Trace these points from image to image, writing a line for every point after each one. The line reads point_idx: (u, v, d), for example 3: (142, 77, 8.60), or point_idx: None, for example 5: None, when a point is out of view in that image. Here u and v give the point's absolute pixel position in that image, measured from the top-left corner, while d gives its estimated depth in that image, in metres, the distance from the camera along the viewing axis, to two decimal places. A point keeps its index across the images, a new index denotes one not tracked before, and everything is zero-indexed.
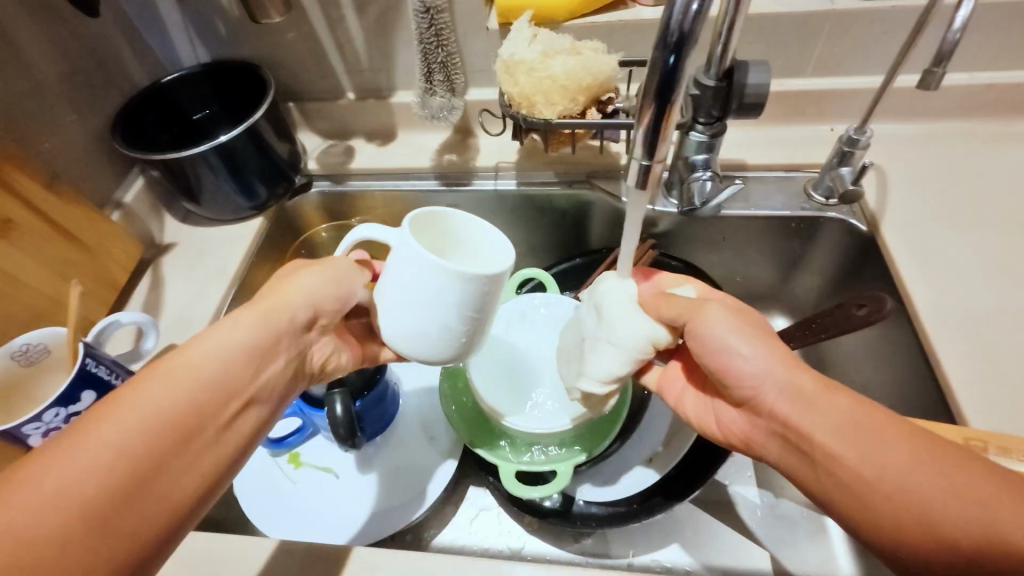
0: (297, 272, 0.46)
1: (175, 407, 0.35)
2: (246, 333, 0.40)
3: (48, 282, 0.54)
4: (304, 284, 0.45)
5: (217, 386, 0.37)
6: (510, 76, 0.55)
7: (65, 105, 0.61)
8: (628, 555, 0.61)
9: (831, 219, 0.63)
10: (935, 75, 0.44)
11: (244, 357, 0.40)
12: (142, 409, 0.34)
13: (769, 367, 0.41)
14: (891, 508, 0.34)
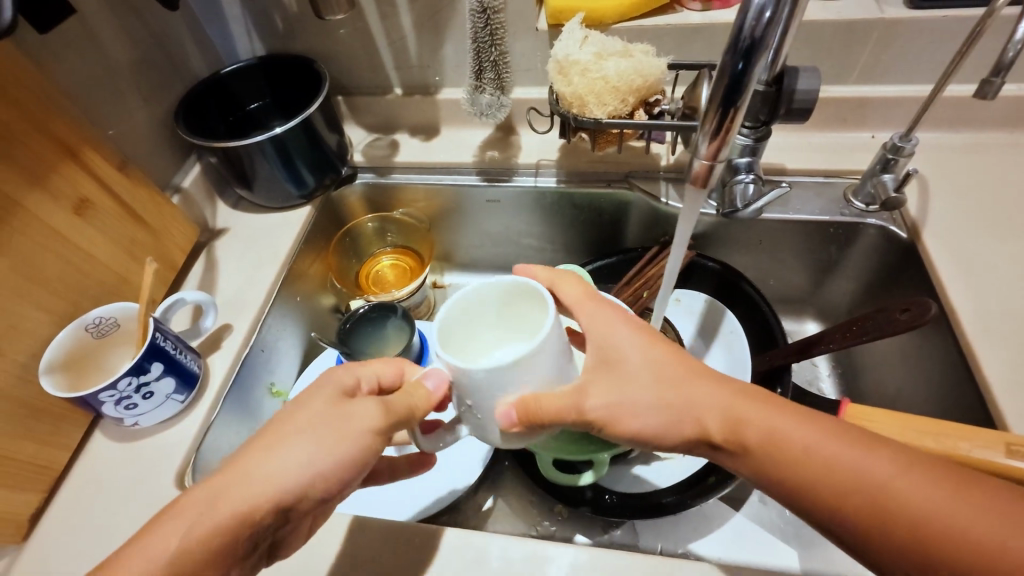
0: (310, 431, 0.37)
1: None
2: (211, 527, 0.34)
3: (117, 260, 0.57)
4: (296, 454, 0.36)
5: None
6: (563, 76, 0.56)
7: (134, 93, 0.64)
8: (657, 548, 0.62)
9: (870, 226, 0.64)
10: (993, 85, 0.46)
11: (207, 557, 0.34)
12: None
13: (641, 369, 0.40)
14: (835, 490, 0.35)
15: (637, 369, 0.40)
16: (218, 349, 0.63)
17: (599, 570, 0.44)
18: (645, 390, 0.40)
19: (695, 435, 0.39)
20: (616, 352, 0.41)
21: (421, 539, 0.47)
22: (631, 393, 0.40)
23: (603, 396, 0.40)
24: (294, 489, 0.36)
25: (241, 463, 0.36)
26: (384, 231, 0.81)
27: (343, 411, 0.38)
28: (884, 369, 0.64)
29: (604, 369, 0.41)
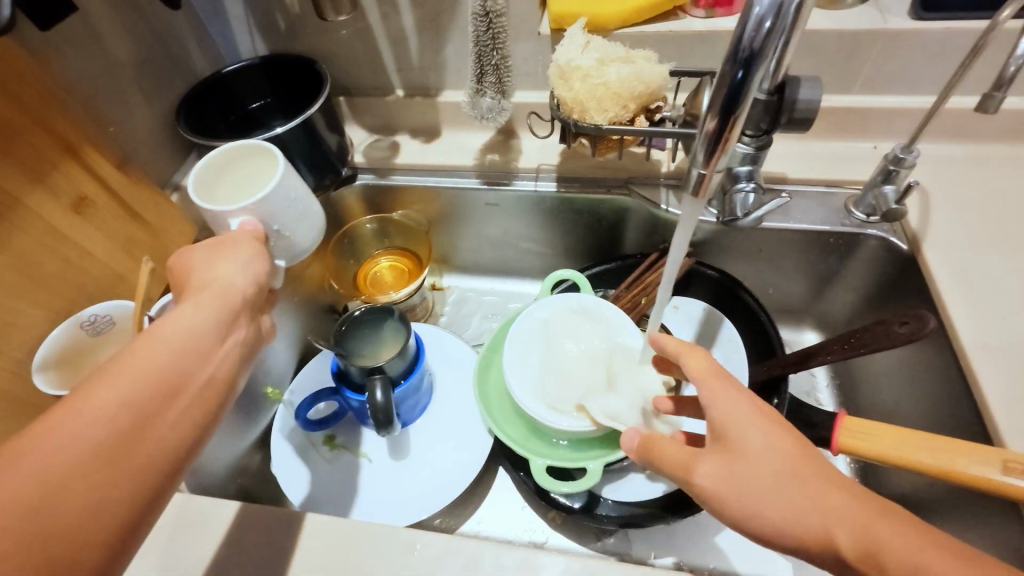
0: (207, 258, 0.43)
1: (121, 420, 0.33)
2: (202, 315, 0.39)
3: (116, 258, 0.57)
4: (235, 259, 0.43)
5: (181, 358, 0.37)
6: (564, 80, 0.56)
7: (135, 91, 0.64)
8: (650, 556, 0.62)
9: (870, 236, 0.64)
10: (993, 100, 0.45)
11: (209, 328, 0.39)
12: (119, 387, 0.34)
13: (768, 456, 0.35)
14: None
15: (765, 461, 0.35)
16: None
17: None
18: (770, 493, 0.34)
19: (821, 544, 0.33)
20: (745, 437, 0.36)
21: (413, 542, 0.47)
22: (755, 484, 0.35)
23: (721, 481, 0.36)
24: (230, 284, 0.42)
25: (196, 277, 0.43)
26: (383, 233, 0.80)
27: (224, 244, 0.44)
28: (882, 381, 0.64)
29: (732, 457, 0.36)
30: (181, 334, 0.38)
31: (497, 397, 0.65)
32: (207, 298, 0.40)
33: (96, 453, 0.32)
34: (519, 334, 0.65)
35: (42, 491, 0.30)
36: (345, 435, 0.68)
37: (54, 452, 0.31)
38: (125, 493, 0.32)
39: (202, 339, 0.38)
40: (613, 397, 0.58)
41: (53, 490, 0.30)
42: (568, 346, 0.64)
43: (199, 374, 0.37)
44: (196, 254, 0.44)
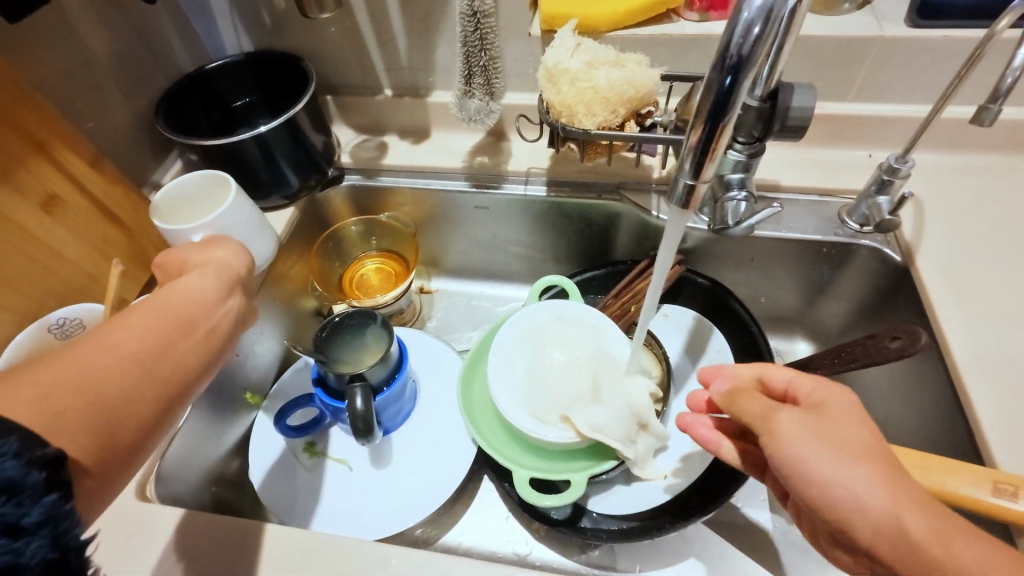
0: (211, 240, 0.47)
1: (138, 349, 0.34)
2: (208, 276, 0.41)
3: (87, 258, 0.55)
4: (232, 243, 0.46)
5: (187, 310, 0.38)
6: (552, 84, 0.55)
7: (113, 86, 0.63)
8: (635, 570, 0.61)
9: (863, 247, 0.62)
10: (990, 112, 0.44)
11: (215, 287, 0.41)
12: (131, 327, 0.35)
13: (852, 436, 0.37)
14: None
15: (849, 435, 0.37)
16: None
17: None
18: (862, 465, 0.35)
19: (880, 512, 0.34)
20: (835, 410, 0.38)
21: (387, 557, 0.46)
22: (826, 444, 0.36)
23: (802, 433, 0.37)
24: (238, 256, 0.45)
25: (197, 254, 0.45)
26: (369, 234, 0.79)
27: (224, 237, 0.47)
28: (874, 394, 0.63)
29: (821, 419, 0.38)
30: (201, 281, 0.41)
31: (482, 406, 0.64)
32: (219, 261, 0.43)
33: (127, 366, 0.34)
34: (502, 341, 0.63)
35: (83, 385, 0.31)
36: (325, 442, 0.66)
37: (89, 360, 0.32)
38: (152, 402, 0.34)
39: (214, 293, 0.40)
40: (598, 409, 0.56)
41: (86, 395, 0.31)
42: (555, 353, 0.62)
43: (213, 314, 0.40)
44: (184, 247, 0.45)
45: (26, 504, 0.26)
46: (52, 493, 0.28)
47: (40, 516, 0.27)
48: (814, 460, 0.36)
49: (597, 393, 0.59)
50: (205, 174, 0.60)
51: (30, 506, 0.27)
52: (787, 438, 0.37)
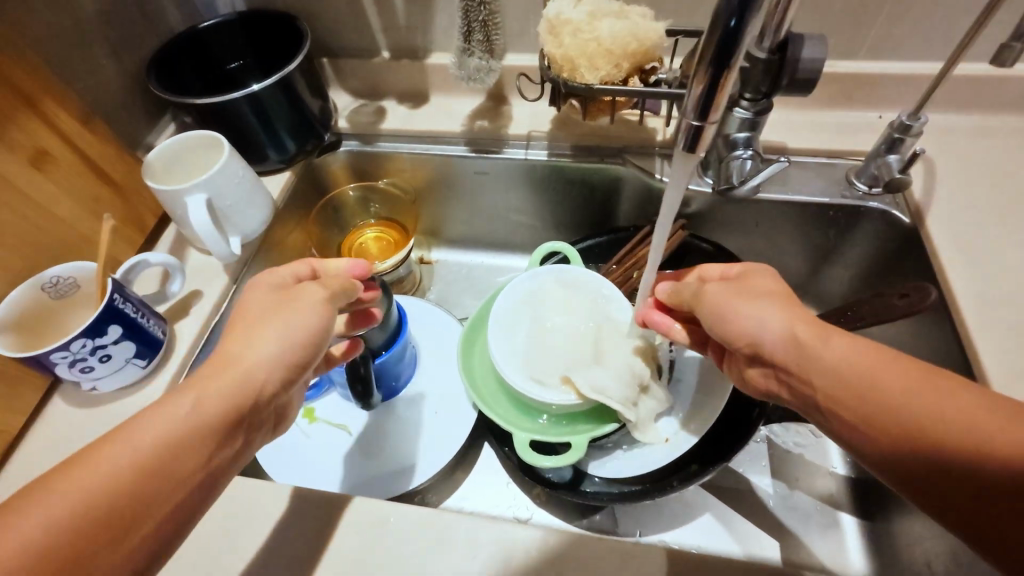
0: (261, 322, 0.40)
1: (69, 535, 0.29)
2: (192, 417, 0.35)
3: (80, 218, 0.54)
4: (267, 340, 0.39)
5: (148, 473, 0.32)
6: (554, 36, 0.53)
7: (103, 44, 0.61)
8: (636, 534, 0.61)
9: (872, 209, 0.61)
10: None
11: (196, 438, 0.34)
12: (70, 502, 0.30)
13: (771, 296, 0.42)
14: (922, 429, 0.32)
15: (762, 283, 0.43)
16: (187, 316, 0.59)
17: (570, 554, 0.42)
18: (776, 307, 0.41)
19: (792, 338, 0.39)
20: (756, 277, 0.44)
21: (384, 514, 0.44)
22: (747, 295, 0.42)
23: (720, 287, 0.44)
24: (254, 377, 0.38)
25: (220, 356, 0.38)
26: (367, 201, 0.78)
27: (286, 302, 0.42)
28: None
29: (740, 283, 0.44)
30: (179, 425, 0.34)
31: (482, 371, 0.63)
32: (224, 387, 0.36)
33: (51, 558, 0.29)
34: (501, 309, 0.62)
35: None
36: (324, 408, 0.66)
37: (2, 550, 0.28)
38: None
39: (197, 451, 0.34)
40: (597, 370, 0.56)
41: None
42: (553, 317, 0.62)
43: (179, 492, 0.33)
44: (230, 331, 0.40)
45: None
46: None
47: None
48: (731, 306, 0.42)
49: (595, 356, 0.58)
50: (193, 133, 0.59)
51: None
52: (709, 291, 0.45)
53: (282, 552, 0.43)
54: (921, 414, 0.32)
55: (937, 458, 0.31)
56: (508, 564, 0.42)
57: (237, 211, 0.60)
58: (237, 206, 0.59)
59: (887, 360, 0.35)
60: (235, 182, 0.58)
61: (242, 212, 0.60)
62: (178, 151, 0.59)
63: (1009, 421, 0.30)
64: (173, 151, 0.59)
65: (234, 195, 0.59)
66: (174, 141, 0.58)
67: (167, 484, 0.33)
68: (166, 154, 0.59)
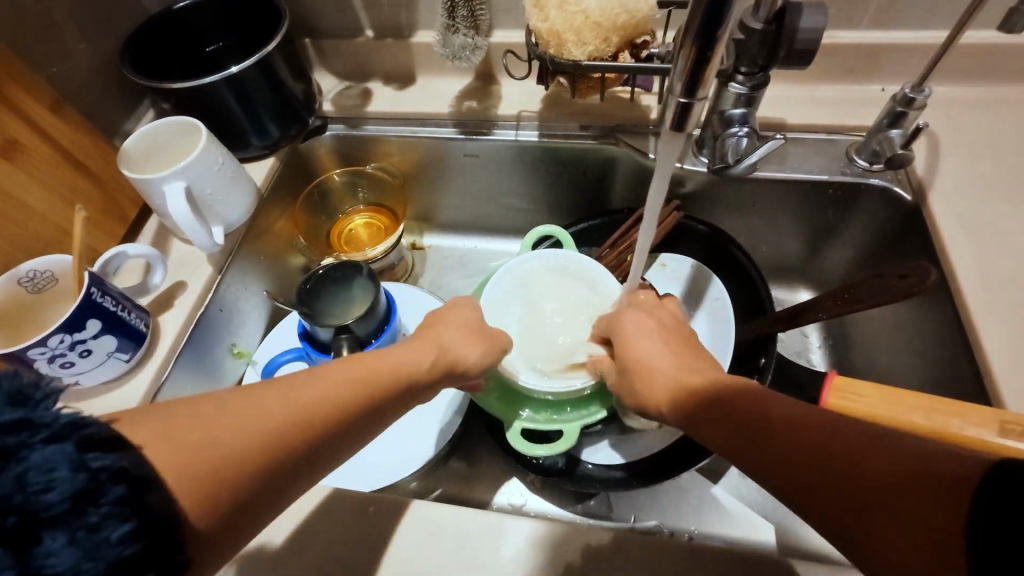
0: (470, 321, 0.51)
1: (328, 405, 0.37)
2: (409, 364, 0.44)
3: (56, 208, 0.53)
4: (470, 342, 0.49)
5: (377, 388, 0.40)
6: (539, 9, 0.51)
7: (72, 27, 0.59)
8: (631, 519, 0.61)
9: (872, 186, 0.59)
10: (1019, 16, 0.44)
11: (407, 381, 0.43)
12: (333, 382, 0.38)
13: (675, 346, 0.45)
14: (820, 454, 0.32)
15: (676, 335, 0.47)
16: (171, 307, 0.58)
17: (558, 545, 0.41)
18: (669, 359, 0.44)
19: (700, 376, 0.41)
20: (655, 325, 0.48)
21: (368, 506, 0.44)
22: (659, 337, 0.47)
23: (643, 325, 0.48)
24: (450, 358, 0.47)
25: (433, 332, 0.49)
26: (355, 186, 0.76)
27: (486, 327, 0.51)
28: (879, 340, 0.61)
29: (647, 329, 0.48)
30: (393, 371, 0.42)
31: None
32: (432, 360, 0.45)
33: (316, 414, 0.36)
34: (493, 296, 0.60)
35: (272, 416, 0.34)
36: None
37: (294, 394, 0.36)
38: (272, 496, 0.34)
39: (400, 391, 0.42)
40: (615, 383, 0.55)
41: (280, 413, 0.34)
42: (545, 302, 0.60)
43: (382, 418, 0.41)
44: (439, 321, 0.51)
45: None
46: (66, 445, 0.25)
47: (65, 502, 0.24)
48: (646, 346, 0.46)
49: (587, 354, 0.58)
50: (169, 119, 0.57)
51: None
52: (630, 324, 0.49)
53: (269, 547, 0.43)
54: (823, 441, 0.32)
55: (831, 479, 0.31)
56: (495, 555, 0.41)
57: (218, 201, 0.59)
58: (217, 195, 0.58)
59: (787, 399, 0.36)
60: (213, 170, 0.56)
61: (223, 201, 0.59)
62: (154, 137, 0.57)
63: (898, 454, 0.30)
64: (150, 138, 0.57)
65: (213, 183, 0.57)
66: (150, 127, 0.57)
67: (382, 405, 0.41)
68: (141, 142, 0.57)
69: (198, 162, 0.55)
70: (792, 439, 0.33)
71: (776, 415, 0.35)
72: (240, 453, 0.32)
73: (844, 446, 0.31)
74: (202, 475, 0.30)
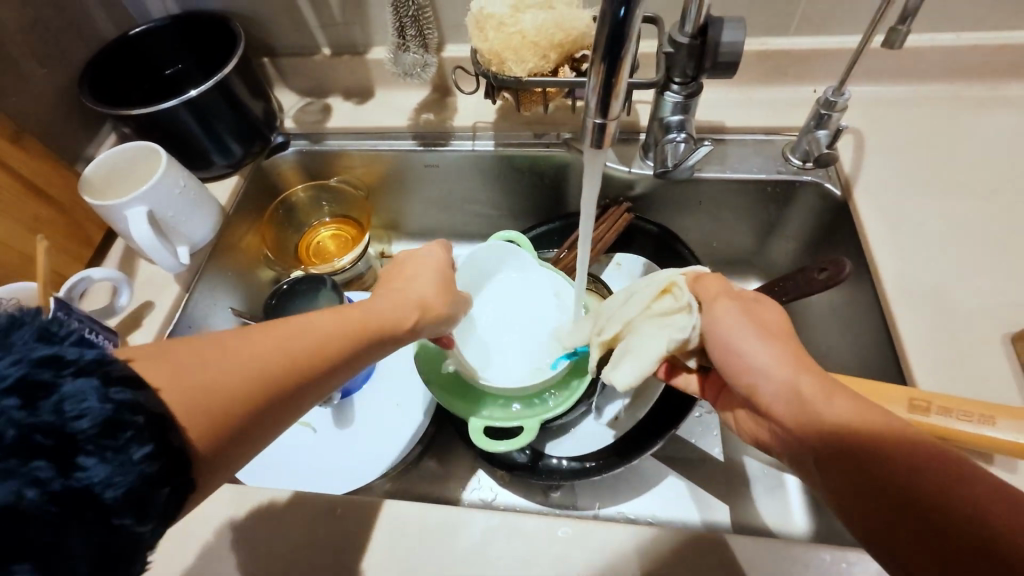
0: (439, 280, 0.50)
1: (319, 338, 0.39)
2: (397, 312, 0.45)
3: (20, 237, 0.55)
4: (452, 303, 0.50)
5: (368, 325, 0.42)
6: (480, 31, 0.54)
7: (30, 58, 0.61)
8: (594, 507, 0.64)
9: (806, 183, 0.63)
10: (899, 34, 0.48)
11: (393, 322, 0.44)
12: (320, 319, 0.40)
13: (764, 324, 0.41)
14: (874, 469, 0.32)
15: (766, 312, 0.42)
16: (139, 328, 0.61)
17: (510, 532, 0.45)
18: (770, 341, 0.40)
19: (785, 370, 0.38)
20: (765, 304, 0.43)
21: (333, 508, 0.46)
22: (755, 317, 0.42)
23: (728, 306, 0.43)
24: (423, 311, 0.47)
25: (396, 286, 0.48)
26: (319, 200, 0.77)
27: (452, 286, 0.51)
28: (819, 326, 0.65)
29: (750, 307, 0.43)
30: (378, 318, 0.43)
31: (443, 370, 0.61)
32: (413, 316, 0.46)
33: (307, 345, 0.38)
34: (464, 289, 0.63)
35: (264, 349, 0.36)
36: None
37: (284, 332, 0.37)
38: (278, 423, 0.37)
39: (394, 327, 0.44)
40: (629, 365, 0.49)
41: (267, 346, 0.36)
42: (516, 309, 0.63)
43: (375, 352, 0.43)
44: (416, 282, 0.48)
45: (22, 361, 0.25)
46: (92, 379, 0.27)
47: (93, 427, 0.26)
48: (725, 319, 0.43)
49: (640, 326, 0.51)
50: (126, 145, 0.59)
51: (13, 360, 0.25)
52: (715, 307, 0.44)
53: (241, 549, 0.45)
54: (877, 459, 0.32)
55: (885, 495, 0.32)
56: (454, 544, 0.45)
57: (182, 224, 0.61)
58: (179, 219, 0.60)
59: (847, 400, 0.35)
60: (172, 197, 0.58)
61: (187, 222, 0.61)
62: (115, 163, 0.59)
63: (948, 479, 0.30)
64: (109, 163, 0.59)
65: (173, 208, 0.59)
66: (108, 154, 0.58)
67: (373, 339, 0.42)
68: (102, 168, 0.59)
69: (155, 191, 0.56)
70: (886, 459, 0.32)
71: (874, 423, 0.34)
72: (236, 381, 0.34)
73: (923, 473, 0.31)
74: (213, 409, 0.33)
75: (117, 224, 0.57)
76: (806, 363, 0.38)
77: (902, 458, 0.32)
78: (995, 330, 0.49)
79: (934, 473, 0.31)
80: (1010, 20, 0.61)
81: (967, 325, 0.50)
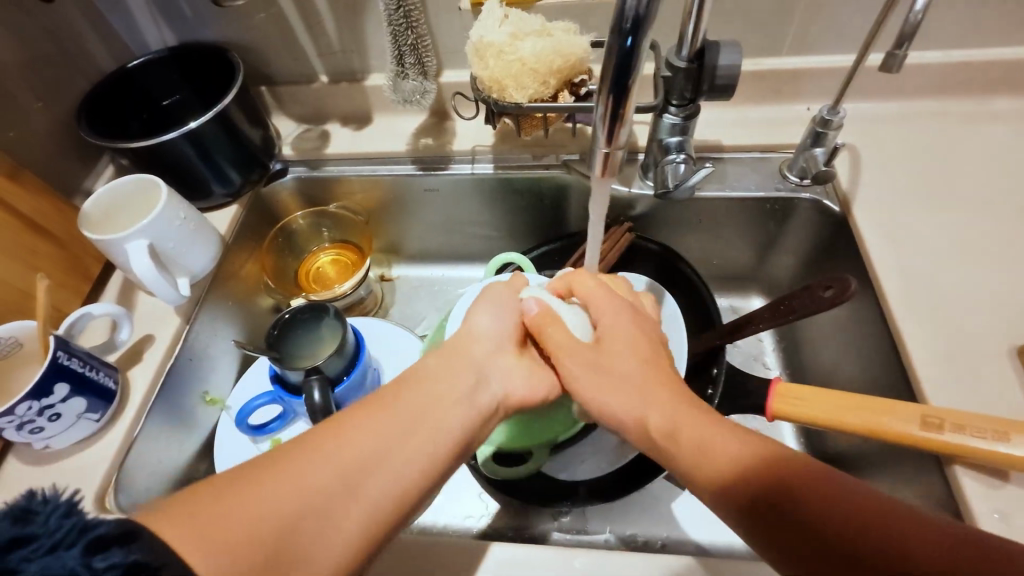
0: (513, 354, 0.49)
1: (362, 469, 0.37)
2: (452, 418, 0.43)
3: (18, 274, 0.54)
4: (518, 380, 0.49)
5: (421, 446, 0.40)
6: (480, 59, 0.54)
7: (27, 92, 0.61)
8: (606, 531, 0.63)
9: (804, 200, 0.63)
10: (896, 58, 0.48)
11: (445, 439, 0.41)
12: (368, 443, 0.38)
13: (628, 363, 0.44)
14: (779, 505, 0.34)
15: (625, 358, 0.45)
16: (139, 363, 0.60)
17: (525, 567, 0.43)
18: (632, 385, 0.43)
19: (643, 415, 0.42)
20: (618, 340, 0.46)
21: None
22: (617, 360, 0.45)
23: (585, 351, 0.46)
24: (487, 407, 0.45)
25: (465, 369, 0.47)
26: (319, 226, 0.77)
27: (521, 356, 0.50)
28: (823, 342, 0.65)
29: (600, 351, 0.46)
30: (430, 432, 0.41)
31: None
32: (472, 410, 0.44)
33: (345, 477, 0.36)
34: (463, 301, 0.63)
35: (296, 483, 0.34)
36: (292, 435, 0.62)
37: (324, 462, 0.36)
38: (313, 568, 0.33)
39: (447, 443, 0.41)
40: None
41: (303, 478, 0.35)
42: None
43: (429, 478, 0.40)
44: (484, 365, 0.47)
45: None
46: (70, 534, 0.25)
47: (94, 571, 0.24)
48: (584, 371, 0.46)
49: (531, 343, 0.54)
50: (126, 179, 0.58)
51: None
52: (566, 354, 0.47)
53: None
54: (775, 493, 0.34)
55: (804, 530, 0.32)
56: None
57: (184, 256, 0.60)
58: (181, 250, 0.60)
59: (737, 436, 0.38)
60: (175, 228, 0.58)
61: (189, 254, 0.61)
62: (114, 197, 0.59)
63: (861, 508, 0.32)
64: (108, 198, 0.58)
65: (176, 239, 0.59)
66: (106, 188, 0.58)
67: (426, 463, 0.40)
68: (100, 203, 0.58)
69: (159, 222, 0.56)
70: (786, 493, 0.34)
71: (761, 457, 0.36)
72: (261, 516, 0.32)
73: (839, 505, 0.32)
74: (242, 533, 0.31)
75: (118, 256, 0.56)
76: (681, 400, 0.42)
77: (804, 489, 0.33)
78: (1000, 343, 0.49)
79: (836, 505, 0.32)
80: (995, 38, 0.63)
81: (971, 339, 0.50)
